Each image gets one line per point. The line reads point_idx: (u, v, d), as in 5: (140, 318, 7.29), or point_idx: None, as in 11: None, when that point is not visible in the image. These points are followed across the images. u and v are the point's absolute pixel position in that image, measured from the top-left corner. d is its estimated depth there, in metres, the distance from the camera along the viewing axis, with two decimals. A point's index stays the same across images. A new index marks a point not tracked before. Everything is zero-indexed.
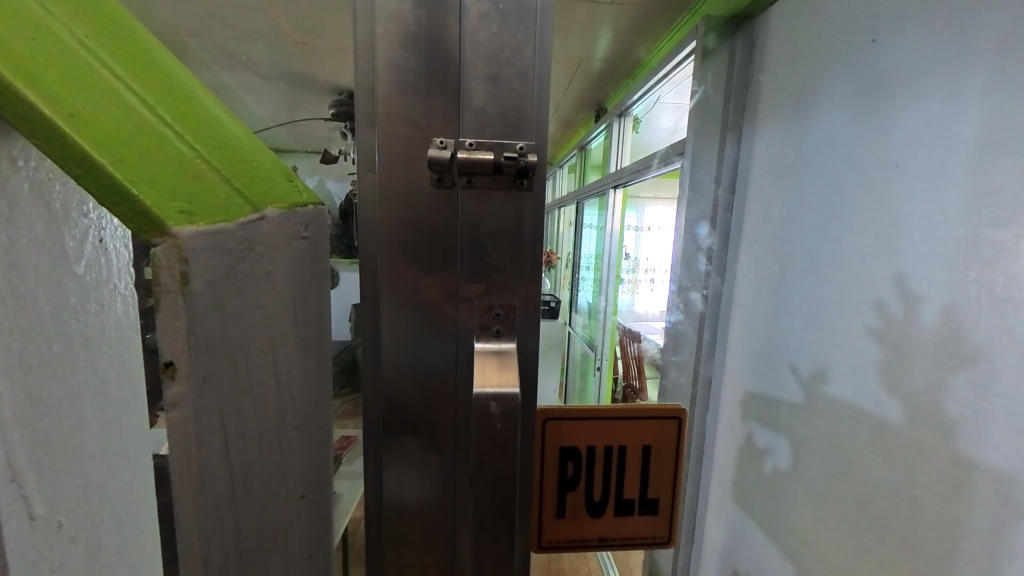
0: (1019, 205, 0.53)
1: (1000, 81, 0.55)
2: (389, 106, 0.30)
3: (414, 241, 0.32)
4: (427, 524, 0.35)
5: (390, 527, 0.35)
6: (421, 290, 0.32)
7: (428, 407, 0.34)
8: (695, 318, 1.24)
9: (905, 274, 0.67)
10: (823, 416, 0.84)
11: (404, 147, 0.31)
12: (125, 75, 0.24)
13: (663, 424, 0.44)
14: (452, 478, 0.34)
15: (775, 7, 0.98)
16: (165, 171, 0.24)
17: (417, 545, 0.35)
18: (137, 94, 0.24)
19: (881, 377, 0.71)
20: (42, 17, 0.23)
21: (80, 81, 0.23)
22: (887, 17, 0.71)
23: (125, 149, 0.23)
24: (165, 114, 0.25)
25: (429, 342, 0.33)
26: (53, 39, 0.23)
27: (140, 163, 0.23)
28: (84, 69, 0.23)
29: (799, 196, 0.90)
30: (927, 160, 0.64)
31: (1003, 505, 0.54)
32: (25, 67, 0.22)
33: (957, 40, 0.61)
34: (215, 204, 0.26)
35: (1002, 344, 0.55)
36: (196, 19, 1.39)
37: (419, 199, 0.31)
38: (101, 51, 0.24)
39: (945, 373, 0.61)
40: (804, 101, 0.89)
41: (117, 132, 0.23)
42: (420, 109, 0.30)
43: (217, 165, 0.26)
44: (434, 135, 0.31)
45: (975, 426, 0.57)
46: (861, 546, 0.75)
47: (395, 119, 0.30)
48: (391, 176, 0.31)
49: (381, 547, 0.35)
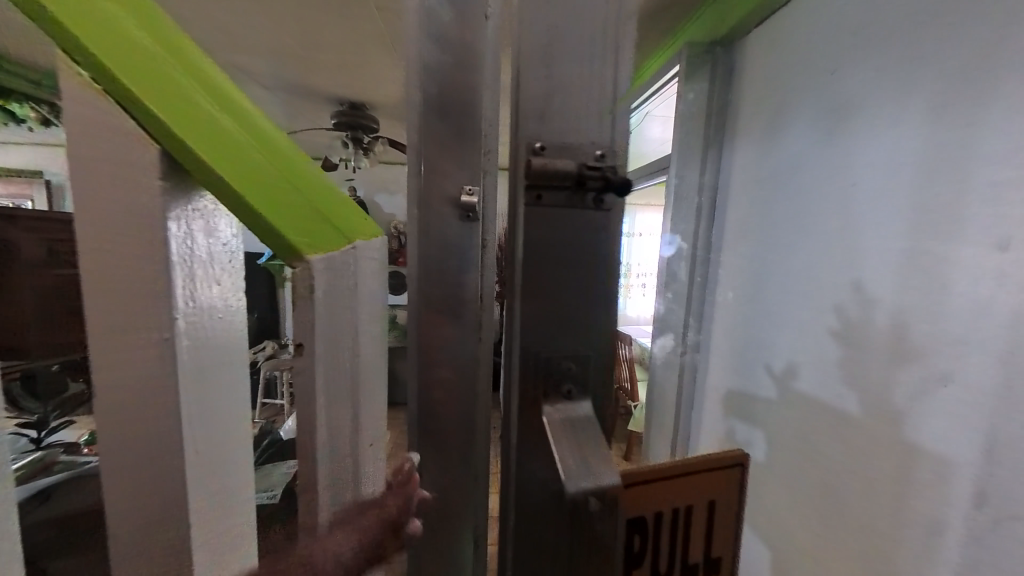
0: (951, 222, 0.62)
1: (940, 113, 0.64)
2: (429, 154, 0.39)
3: (444, 260, 0.39)
4: (453, 512, 0.40)
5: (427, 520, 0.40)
6: (450, 323, 0.39)
7: (449, 403, 0.40)
8: (679, 325, 1.32)
9: (861, 281, 0.76)
10: (793, 409, 0.92)
11: (438, 186, 0.39)
12: (240, 126, 0.28)
13: (724, 475, 0.52)
14: (445, 511, 0.40)
15: (750, 35, 1.09)
16: (288, 212, 0.30)
17: (441, 529, 0.40)
18: (251, 143, 0.28)
19: (841, 372, 0.79)
20: (169, 72, 0.26)
21: (214, 138, 0.27)
22: (845, 55, 0.80)
23: (253, 195, 0.28)
24: (274, 163, 0.29)
25: (456, 346, 0.40)
26: (189, 97, 0.26)
27: (269, 204, 0.29)
28: (214, 127, 0.27)
29: (770, 208, 1.00)
30: (877, 179, 0.74)
31: (942, 483, 0.62)
32: (186, 130, 0.27)
33: (899, 78, 0.70)
34: (321, 237, 0.32)
35: (938, 343, 0.63)
36: (207, 36, 1.48)
37: (450, 227, 0.39)
38: (216, 105, 0.27)
39: (893, 367, 0.69)
40: (776, 121, 0.99)
41: (189, 133, 0.27)
42: (453, 156, 0.39)
43: (315, 203, 0.31)
44: (463, 181, 0.39)
45: (919, 414, 0.65)
46: (827, 528, 0.82)
47: (432, 165, 0.39)
48: (429, 209, 0.39)
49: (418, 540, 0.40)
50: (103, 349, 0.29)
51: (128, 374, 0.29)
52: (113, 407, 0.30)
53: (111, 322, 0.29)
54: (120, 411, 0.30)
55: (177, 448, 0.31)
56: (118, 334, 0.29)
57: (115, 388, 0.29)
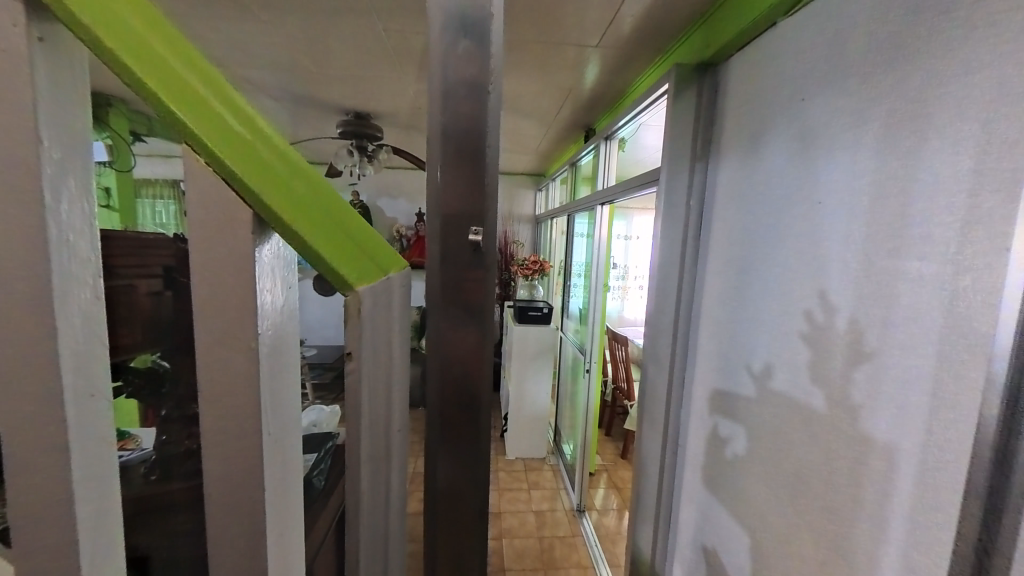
0: (897, 240, 0.70)
1: (888, 143, 0.72)
2: (442, 191, 0.41)
3: (456, 291, 0.42)
4: (466, 508, 0.46)
5: (442, 510, 0.46)
6: (460, 344, 0.43)
7: (459, 411, 0.44)
8: (669, 328, 1.40)
9: (826, 291, 0.83)
10: (769, 407, 1.00)
11: (450, 221, 0.41)
12: (285, 163, 0.29)
13: None
14: (459, 513, 0.46)
15: (732, 59, 1.18)
16: (331, 242, 0.30)
17: (455, 522, 0.46)
18: (295, 180, 0.29)
19: (810, 372, 0.87)
20: (222, 120, 0.28)
21: (263, 175, 0.28)
22: (813, 84, 0.89)
23: (302, 227, 0.30)
24: (316, 196, 0.30)
25: (465, 364, 0.44)
26: (240, 140, 0.28)
27: (315, 234, 0.30)
28: (261, 166, 0.28)
29: (749, 221, 1.09)
30: (839, 199, 0.82)
31: (888, 471, 0.70)
32: (240, 171, 0.28)
33: (856, 110, 0.79)
34: (361, 267, 0.31)
35: (888, 348, 0.70)
36: (223, 53, 1.58)
37: (462, 260, 0.42)
38: (262, 147, 0.29)
39: (852, 367, 0.77)
40: (755, 142, 1.08)
41: (230, 161, 0.28)
42: (464, 194, 0.41)
43: (354, 234, 0.31)
44: (473, 220, 0.41)
45: (872, 410, 0.73)
46: (799, 515, 0.90)
47: (446, 201, 0.41)
48: (444, 243, 0.42)
49: (434, 524, 0.47)
50: (212, 330, 0.30)
51: (226, 359, 0.30)
52: (216, 384, 0.31)
53: (214, 303, 0.30)
54: (223, 386, 0.31)
55: (263, 430, 0.32)
56: (217, 314, 0.30)
57: (218, 367, 0.30)
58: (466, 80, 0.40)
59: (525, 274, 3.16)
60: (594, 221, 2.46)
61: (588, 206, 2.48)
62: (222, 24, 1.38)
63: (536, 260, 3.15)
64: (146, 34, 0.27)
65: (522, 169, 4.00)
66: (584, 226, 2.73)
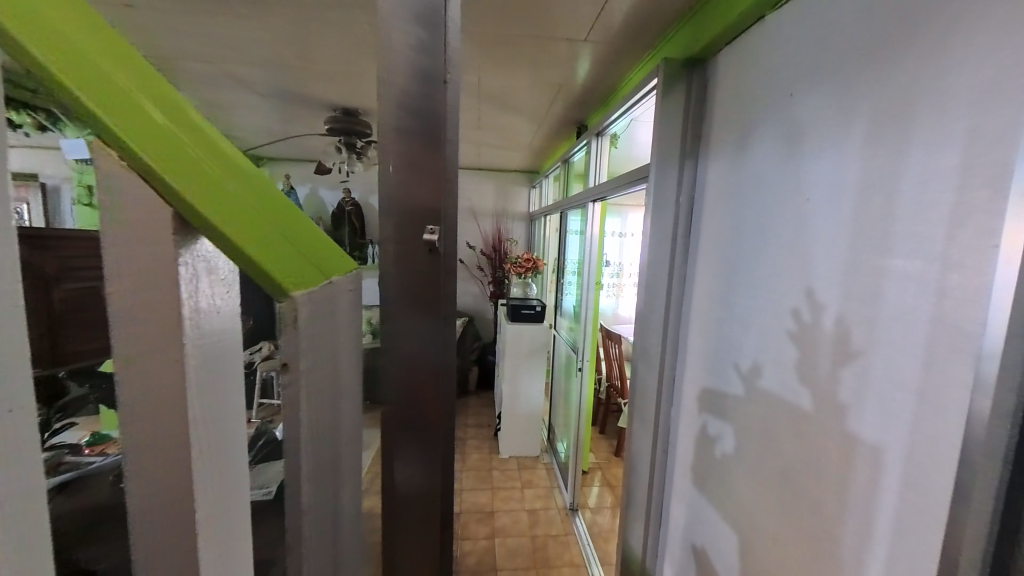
0: (884, 237, 0.68)
1: (874, 138, 0.71)
2: (396, 189, 0.39)
3: (413, 292, 0.41)
4: (427, 512, 0.45)
5: (403, 513, 0.44)
6: (418, 347, 0.42)
7: (419, 417, 0.43)
8: (660, 327, 1.39)
9: (813, 288, 0.82)
10: (756, 405, 0.99)
11: (404, 221, 0.40)
12: (219, 161, 0.27)
13: None
14: (420, 518, 0.45)
15: (721, 54, 1.16)
16: (270, 244, 0.28)
17: (415, 526, 0.45)
18: (231, 178, 0.27)
19: (797, 371, 0.86)
20: (145, 109, 0.25)
21: (192, 171, 0.26)
22: (802, 78, 0.87)
23: (237, 227, 0.27)
24: (254, 195, 0.28)
25: (424, 368, 0.42)
26: (167, 133, 0.26)
27: (251, 235, 0.27)
28: (192, 162, 0.26)
29: (737, 218, 1.08)
30: (827, 195, 0.80)
31: (874, 470, 0.69)
32: (165, 165, 0.26)
33: (843, 105, 0.77)
34: (302, 271, 0.29)
35: (874, 346, 0.69)
36: (204, 48, 1.54)
37: (418, 261, 0.40)
38: (193, 142, 0.26)
39: (839, 367, 0.75)
40: (744, 138, 1.06)
41: (155, 158, 0.25)
42: (419, 193, 0.40)
43: (295, 238, 0.30)
44: (427, 221, 0.40)
45: (858, 409, 0.72)
46: (786, 514, 0.89)
47: (400, 200, 0.40)
48: (399, 242, 0.40)
49: (394, 529, 0.45)
50: (134, 339, 0.27)
51: (149, 369, 0.28)
52: (140, 395, 0.28)
53: (137, 310, 0.27)
54: (151, 399, 0.28)
55: (194, 443, 0.29)
56: (140, 321, 0.27)
57: (143, 377, 0.28)
58: (424, 71, 0.38)
59: (518, 272, 3.14)
60: (586, 218, 2.45)
61: (580, 203, 2.47)
62: (203, 19, 1.34)
63: (530, 258, 3.12)
64: (51, 10, 0.24)
65: (515, 166, 3.97)
66: (577, 223, 2.72)
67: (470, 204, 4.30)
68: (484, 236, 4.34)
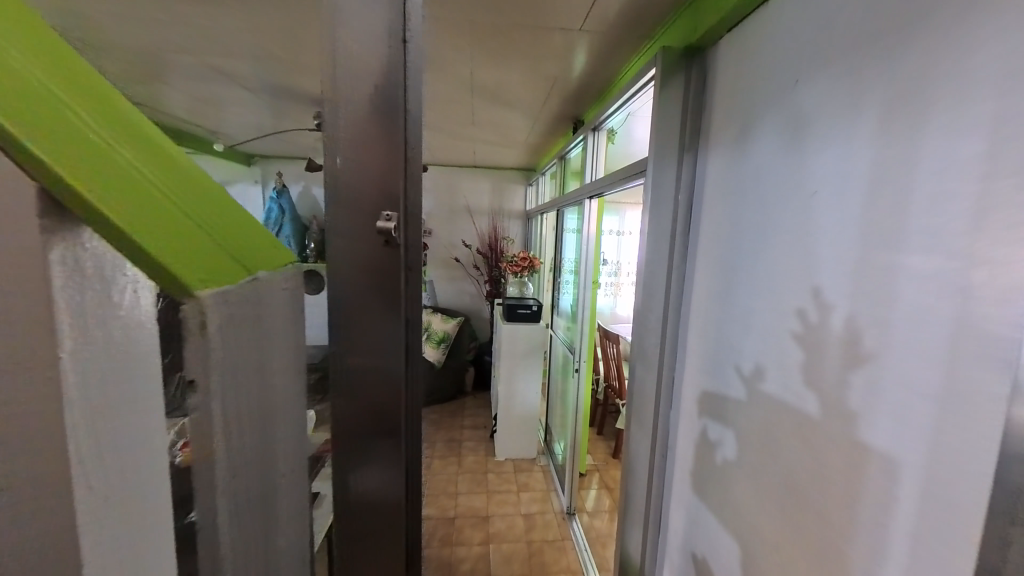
0: (899, 232, 0.63)
1: (888, 126, 0.65)
2: (347, 170, 0.35)
3: (367, 288, 0.36)
4: (385, 531, 0.40)
5: (359, 531, 0.40)
6: (375, 349, 0.37)
7: (376, 425, 0.39)
8: (657, 327, 1.34)
9: (820, 287, 0.77)
10: (759, 410, 0.94)
11: (357, 207, 0.35)
12: (124, 146, 0.25)
13: None
14: (379, 536, 0.41)
15: (722, 42, 1.11)
16: (183, 235, 0.25)
17: (372, 547, 0.41)
18: (139, 165, 0.25)
19: (803, 375, 0.81)
20: (30, 78, 0.22)
21: (86, 149, 0.23)
22: (808, 64, 0.81)
23: (143, 215, 0.24)
24: (166, 185, 0.26)
25: (381, 373, 0.38)
26: (56, 105, 0.23)
27: (160, 226, 0.24)
28: (87, 140, 0.23)
29: (738, 213, 1.03)
30: (835, 188, 0.75)
31: (888, 482, 0.64)
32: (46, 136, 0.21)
33: (853, 91, 0.72)
34: (219, 269, 0.27)
35: (887, 348, 0.64)
36: (184, 39, 1.48)
37: (373, 253, 0.36)
38: (91, 122, 0.24)
39: (848, 371, 0.71)
40: (745, 129, 1.01)
41: (27, 124, 0.21)
42: (375, 175, 0.35)
43: (213, 234, 0.28)
44: (383, 207, 0.35)
45: (870, 417, 0.67)
46: (790, 526, 0.84)
47: (351, 183, 0.35)
48: (353, 231, 0.36)
49: (350, 552, 0.41)
50: None
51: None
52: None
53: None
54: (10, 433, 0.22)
55: (73, 486, 0.23)
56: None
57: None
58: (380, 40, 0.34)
59: (514, 272, 3.09)
60: (582, 216, 2.39)
61: (576, 200, 2.42)
62: (183, 9, 1.28)
63: (526, 257, 3.07)
64: None
65: (512, 163, 3.93)
66: (573, 222, 2.66)
67: (467, 203, 4.26)
68: (480, 235, 4.30)
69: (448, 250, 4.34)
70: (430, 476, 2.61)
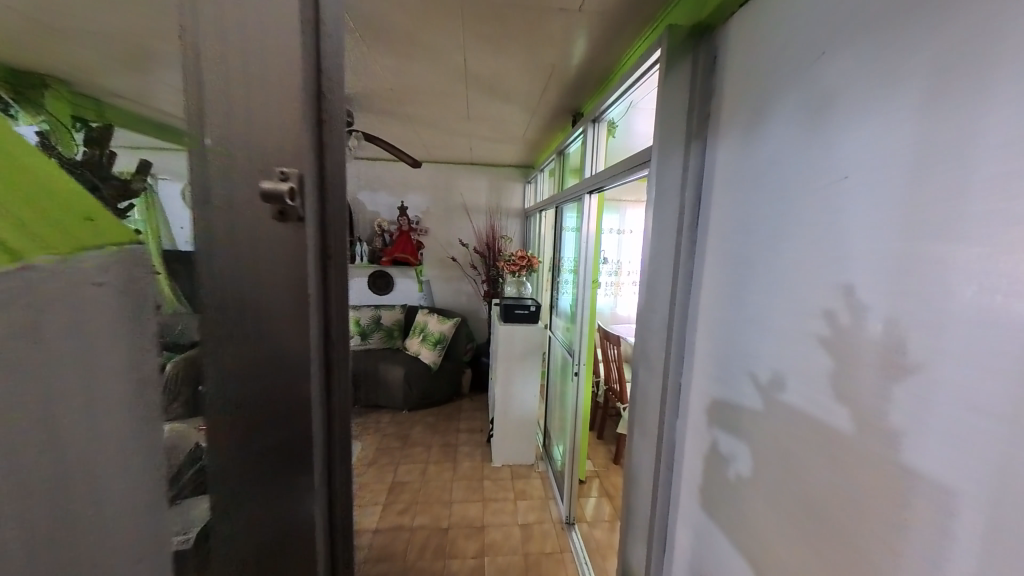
0: (953, 220, 0.53)
1: (935, 97, 0.56)
2: (237, 131, 0.32)
3: (266, 260, 0.34)
4: (271, 533, 0.37)
5: (241, 529, 0.37)
6: (267, 326, 0.35)
7: (270, 409, 0.36)
8: (663, 330, 1.25)
9: (852, 286, 0.67)
10: (778, 423, 0.84)
11: (249, 171, 0.33)
12: None
13: None
14: (262, 537, 0.37)
15: (733, 19, 1.01)
16: None
17: (254, 547, 0.37)
18: None
19: (832, 385, 0.71)
20: None
21: None
22: (834, 32, 0.72)
23: None
24: None
25: (276, 354, 0.35)
26: None
27: None
28: None
29: (752, 204, 0.93)
30: (869, 172, 0.65)
31: (942, 516, 0.54)
32: None
33: (889, 59, 0.62)
34: None
35: (940, 358, 0.55)
36: None
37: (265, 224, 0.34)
38: None
39: (889, 383, 0.61)
40: (758, 111, 0.91)
41: None
42: (272, 140, 0.33)
43: None
44: (279, 165, 0.33)
45: (917, 437, 0.57)
46: (816, 555, 0.74)
47: (242, 144, 0.33)
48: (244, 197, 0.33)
49: (231, 548, 0.37)
50: None
51: None
52: None
53: None
54: None
55: None
56: None
57: None
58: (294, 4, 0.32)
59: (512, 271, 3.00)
60: (582, 213, 2.30)
61: (575, 196, 2.33)
62: None
63: (524, 256, 2.97)
64: None
65: (512, 161, 3.85)
66: (572, 219, 2.57)
67: (466, 201, 4.18)
68: (478, 234, 4.22)
69: (445, 249, 4.24)
70: (424, 484, 2.52)
